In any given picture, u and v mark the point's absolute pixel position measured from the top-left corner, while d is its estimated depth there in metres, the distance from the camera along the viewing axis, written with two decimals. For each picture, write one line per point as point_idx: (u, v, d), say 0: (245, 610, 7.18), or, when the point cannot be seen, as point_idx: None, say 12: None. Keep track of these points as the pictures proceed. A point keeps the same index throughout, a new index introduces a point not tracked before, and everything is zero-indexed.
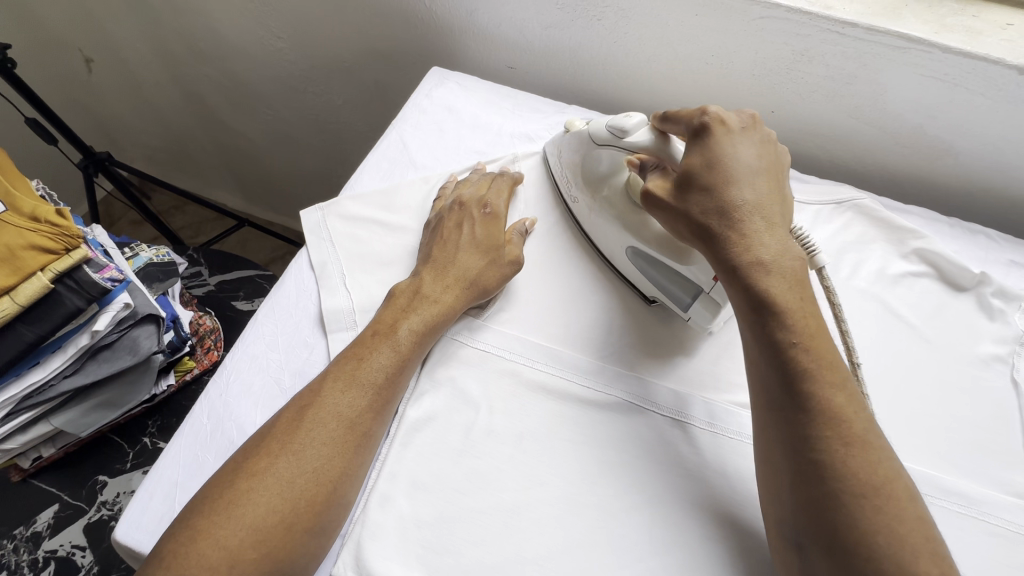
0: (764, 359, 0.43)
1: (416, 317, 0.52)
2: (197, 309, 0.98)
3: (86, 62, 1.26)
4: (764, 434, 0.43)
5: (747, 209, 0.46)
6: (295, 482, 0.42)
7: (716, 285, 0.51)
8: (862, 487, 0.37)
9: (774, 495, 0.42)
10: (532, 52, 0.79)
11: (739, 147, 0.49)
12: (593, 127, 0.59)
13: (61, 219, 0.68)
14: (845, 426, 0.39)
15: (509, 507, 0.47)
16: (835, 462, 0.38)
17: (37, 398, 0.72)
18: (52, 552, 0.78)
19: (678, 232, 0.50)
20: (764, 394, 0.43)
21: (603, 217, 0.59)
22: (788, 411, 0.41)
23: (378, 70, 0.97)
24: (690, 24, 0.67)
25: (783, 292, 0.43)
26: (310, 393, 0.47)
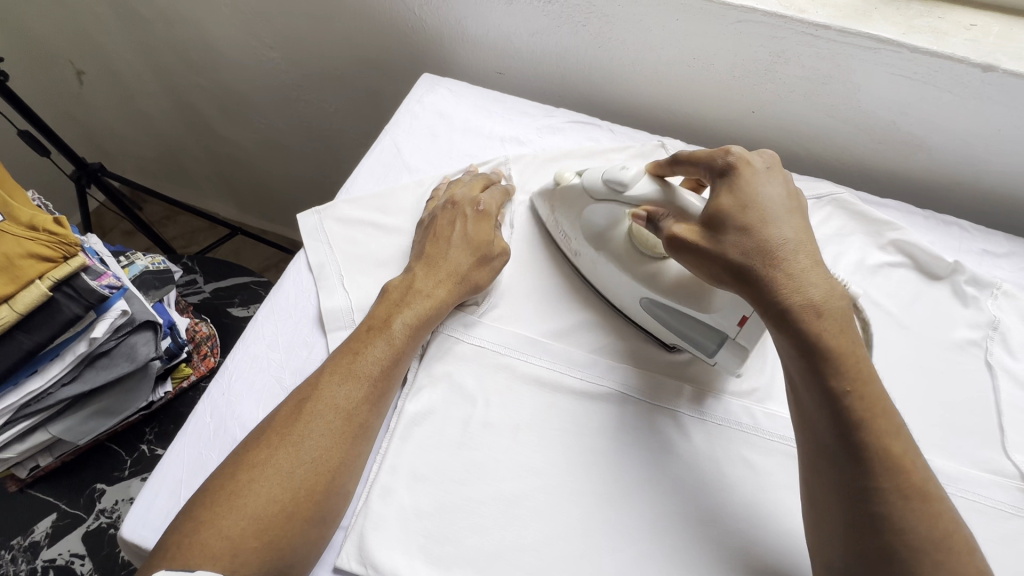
0: (819, 407, 0.42)
1: (410, 311, 0.53)
2: (194, 316, 0.99)
3: (78, 74, 1.27)
4: (815, 479, 0.43)
5: (787, 252, 0.45)
6: (295, 473, 0.44)
7: (740, 330, 0.50)
8: (922, 539, 0.38)
9: (823, 533, 0.42)
10: (520, 57, 0.82)
11: (768, 188, 0.48)
12: (587, 181, 0.58)
13: (59, 228, 0.69)
14: (905, 477, 0.39)
15: (507, 496, 0.49)
16: (896, 515, 0.38)
17: (36, 406, 0.72)
18: (51, 561, 0.78)
19: (712, 277, 0.48)
20: (816, 440, 0.42)
21: (609, 267, 0.57)
22: (847, 462, 0.40)
23: (369, 78, 0.99)
24: (671, 29, 0.69)
25: (840, 342, 0.42)
26: (308, 387, 0.48)
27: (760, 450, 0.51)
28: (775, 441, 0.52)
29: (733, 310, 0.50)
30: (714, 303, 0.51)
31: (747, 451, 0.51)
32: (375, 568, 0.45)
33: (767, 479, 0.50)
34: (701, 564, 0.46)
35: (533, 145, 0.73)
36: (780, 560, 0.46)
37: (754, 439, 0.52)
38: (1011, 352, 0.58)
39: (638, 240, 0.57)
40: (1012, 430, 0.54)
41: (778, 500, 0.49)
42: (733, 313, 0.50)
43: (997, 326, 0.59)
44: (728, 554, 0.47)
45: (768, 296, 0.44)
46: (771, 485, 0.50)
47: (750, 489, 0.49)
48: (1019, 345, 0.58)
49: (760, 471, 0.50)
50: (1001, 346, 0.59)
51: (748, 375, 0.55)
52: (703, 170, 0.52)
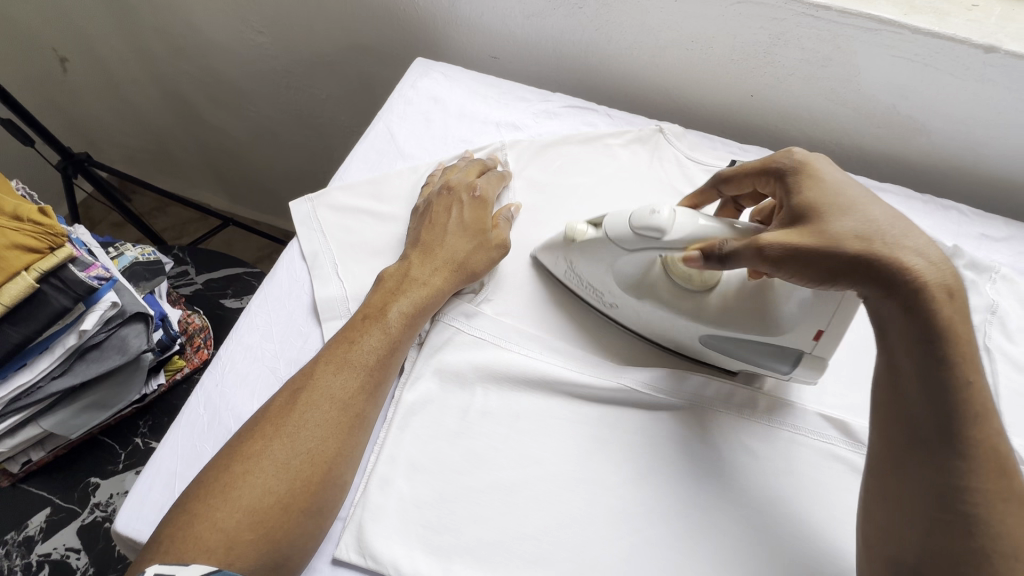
0: (929, 398, 0.38)
1: (406, 299, 0.52)
2: (186, 308, 0.97)
3: (62, 61, 1.24)
4: (905, 473, 0.39)
5: (900, 231, 0.41)
6: (290, 464, 0.43)
7: (818, 344, 0.48)
8: (1014, 547, 0.35)
9: (893, 527, 0.39)
10: (516, 41, 0.80)
11: (840, 178, 0.46)
12: (611, 233, 0.51)
13: (45, 217, 0.67)
14: (1009, 482, 0.36)
15: (507, 485, 0.48)
16: (996, 519, 0.36)
17: (26, 400, 0.71)
18: (46, 555, 0.78)
19: (821, 279, 0.42)
20: (916, 432, 0.38)
21: (659, 314, 0.53)
22: (953, 455, 0.37)
23: (361, 63, 0.97)
24: (670, 11, 0.68)
25: (966, 330, 0.38)
26: (303, 377, 0.47)
27: (759, 436, 0.51)
28: (773, 427, 0.52)
29: (808, 327, 0.48)
30: (781, 325, 0.48)
31: (747, 437, 0.51)
32: (374, 558, 0.45)
33: (766, 465, 0.50)
34: (701, 549, 0.46)
35: (530, 131, 0.72)
36: (779, 545, 0.46)
37: (753, 424, 0.52)
38: (1009, 336, 0.58)
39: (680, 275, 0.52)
40: (1010, 414, 0.54)
41: (776, 485, 0.49)
42: (806, 330, 0.48)
43: (995, 310, 0.59)
44: (728, 539, 0.47)
45: (895, 280, 0.39)
46: (770, 471, 0.50)
47: (750, 475, 0.49)
48: (1017, 329, 0.58)
49: (760, 457, 0.50)
50: (999, 330, 0.59)
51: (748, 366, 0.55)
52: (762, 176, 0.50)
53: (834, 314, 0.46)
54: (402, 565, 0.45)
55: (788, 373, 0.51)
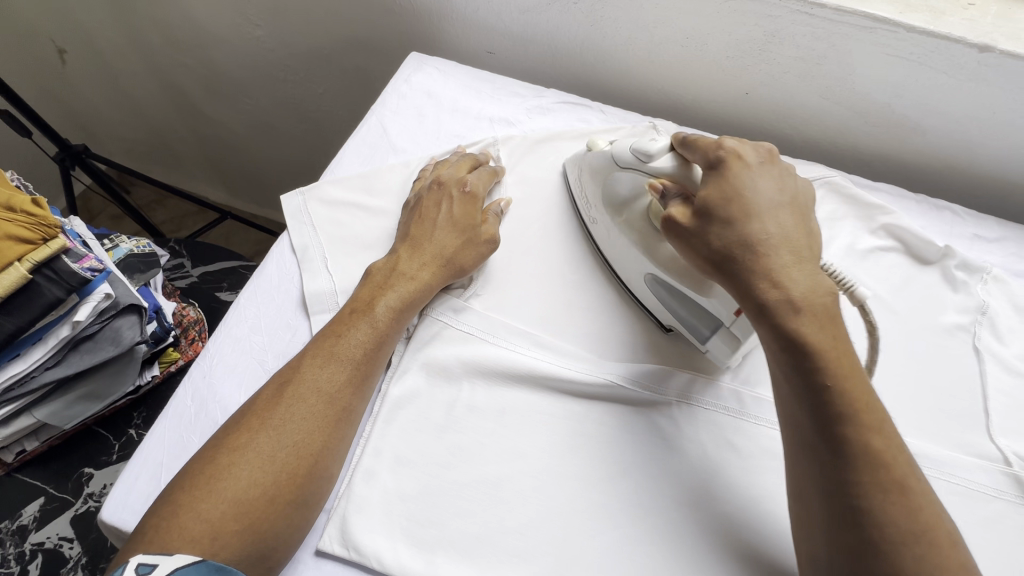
0: (800, 400, 0.42)
1: (394, 292, 0.53)
2: (181, 300, 0.97)
3: (60, 53, 1.24)
4: (799, 470, 0.42)
5: (766, 247, 0.44)
6: (276, 456, 0.43)
7: (737, 320, 0.50)
8: (899, 534, 0.37)
9: (807, 522, 0.41)
10: (512, 36, 0.80)
11: (759, 182, 0.47)
12: (616, 148, 0.56)
13: (37, 208, 0.67)
14: (887, 473, 0.38)
15: (491, 479, 0.48)
16: (878, 510, 0.38)
17: (20, 389, 0.72)
18: (39, 544, 0.79)
19: (697, 263, 0.48)
20: (800, 429, 0.42)
21: (623, 239, 0.57)
22: (830, 451, 0.40)
23: (357, 57, 0.97)
24: (665, 7, 0.68)
25: (821, 335, 0.42)
26: (290, 370, 0.48)
27: (746, 434, 0.51)
28: (760, 425, 0.51)
29: (730, 297, 0.49)
30: (713, 288, 0.51)
31: (733, 434, 0.51)
32: (358, 550, 0.45)
33: (751, 463, 0.50)
34: (684, 545, 0.47)
35: (523, 126, 0.72)
36: (760, 543, 0.46)
37: (738, 422, 0.52)
38: (999, 337, 0.58)
39: (654, 215, 0.55)
40: (998, 415, 0.54)
41: (760, 483, 0.49)
42: (728, 299, 0.50)
43: (986, 311, 0.59)
44: (710, 536, 0.47)
45: (744, 282, 0.45)
46: (755, 469, 0.50)
47: (733, 473, 0.49)
48: (1007, 331, 0.58)
49: (745, 454, 0.50)
50: (989, 331, 0.58)
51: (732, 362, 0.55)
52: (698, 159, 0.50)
53: None
54: (385, 558, 0.45)
55: (705, 338, 0.53)
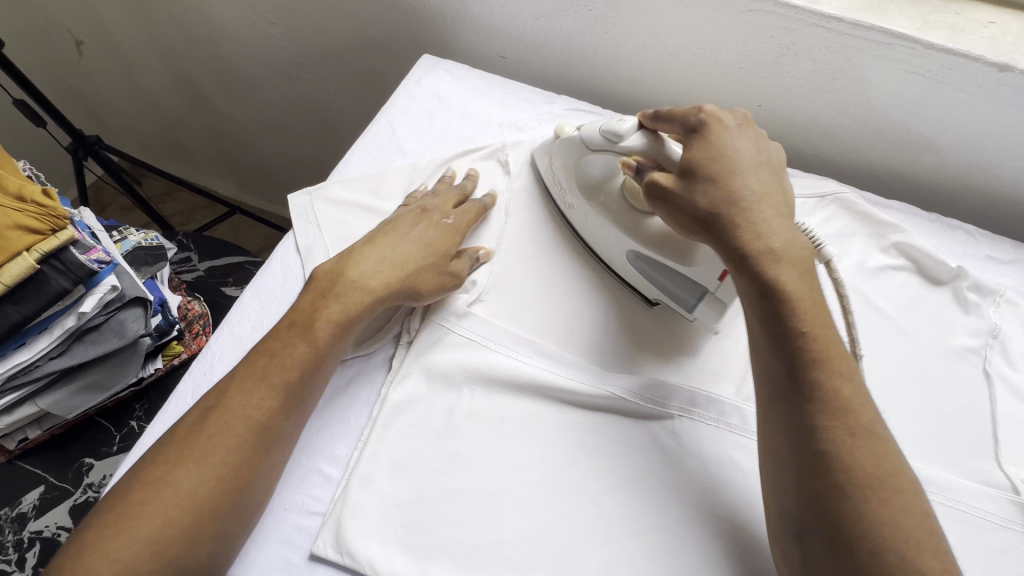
0: (773, 346, 0.44)
1: (335, 308, 0.51)
2: (186, 294, 0.98)
3: (77, 45, 1.26)
4: (772, 425, 0.44)
5: (750, 202, 0.47)
6: (194, 491, 0.42)
7: (722, 284, 0.53)
8: (867, 478, 0.39)
9: (777, 482, 0.42)
10: (525, 40, 0.79)
11: (736, 143, 0.50)
12: (586, 133, 0.58)
13: (47, 199, 0.68)
14: (853, 417, 0.40)
15: (488, 488, 0.48)
16: (845, 455, 0.39)
17: (24, 377, 0.73)
18: (37, 532, 0.79)
19: (683, 228, 0.50)
20: (772, 382, 0.44)
21: (601, 221, 0.59)
22: (801, 399, 0.42)
23: (370, 57, 0.97)
24: (680, 17, 0.67)
25: (801, 284, 0.44)
26: (217, 395, 0.46)
27: (748, 451, 0.50)
28: None
29: (716, 263, 0.52)
30: (696, 256, 0.53)
31: (734, 451, 0.50)
32: (351, 556, 0.44)
33: (752, 481, 0.49)
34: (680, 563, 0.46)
35: (532, 132, 0.71)
36: (758, 564, 0.46)
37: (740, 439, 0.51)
38: (1011, 362, 0.57)
39: (629, 194, 0.58)
40: (1008, 442, 0.53)
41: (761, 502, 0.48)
42: (715, 265, 0.52)
43: (998, 335, 0.58)
44: (706, 554, 0.46)
45: (728, 235, 0.47)
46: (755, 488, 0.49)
47: (733, 490, 0.49)
48: (1019, 356, 0.57)
49: (747, 472, 0.49)
50: (1001, 355, 0.57)
51: (736, 378, 0.55)
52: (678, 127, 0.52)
53: None
54: (378, 564, 0.44)
55: (692, 308, 0.55)
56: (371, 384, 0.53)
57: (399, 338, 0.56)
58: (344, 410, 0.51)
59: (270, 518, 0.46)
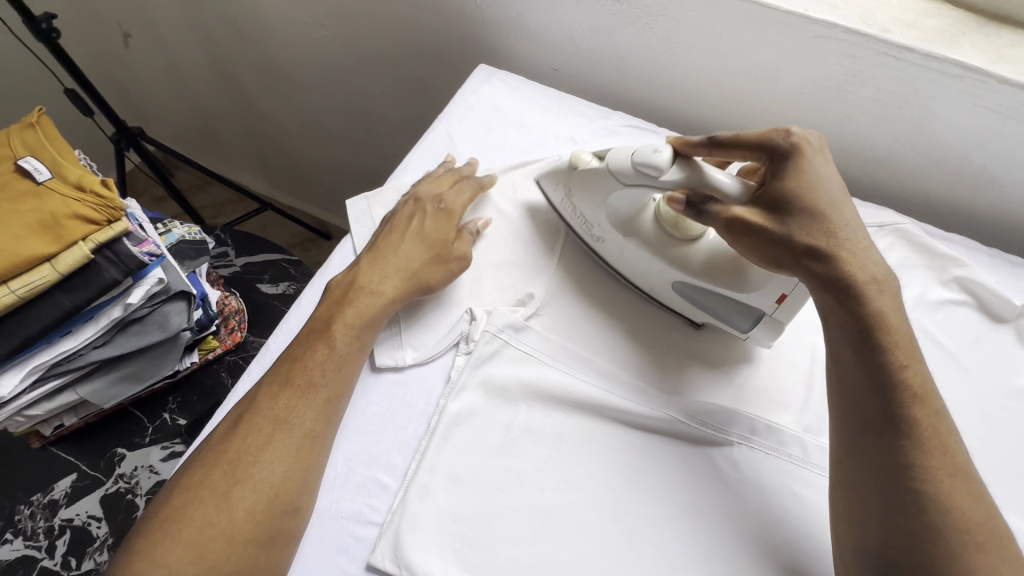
0: (868, 381, 0.43)
1: (352, 308, 0.53)
2: (223, 289, 0.98)
3: (124, 37, 1.27)
4: (856, 458, 0.43)
5: (850, 236, 0.47)
6: (231, 494, 0.43)
7: (779, 307, 0.51)
8: (965, 521, 0.39)
9: (856, 515, 0.42)
10: (580, 54, 0.79)
11: (827, 169, 0.49)
12: (614, 166, 0.54)
13: (106, 190, 0.69)
14: (950, 460, 0.41)
15: (545, 507, 0.47)
16: (942, 495, 0.39)
17: (67, 365, 0.73)
18: (68, 520, 0.79)
19: (769, 262, 0.48)
20: (864, 416, 0.43)
21: (640, 254, 0.57)
22: (898, 436, 0.41)
23: (418, 63, 0.97)
24: (744, 39, 0.67)
25: (897, 319, 0.45)
26: (247, 403, 0.48)
27: (810, 484, 0.49)
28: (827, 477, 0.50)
29: (773, 289, 0.51)
30: (751, 283, 0.52)
31: (796, 483, 0.49)
32: (409, 569, 0.43)
33: (815, 516, 0.48)
34: None
35: (589, 147, 0.71)
36: None
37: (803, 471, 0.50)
38: None
39: (667, 224, 0.56)
40: None
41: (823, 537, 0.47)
42: (771, 292, 0.51)
43: None
44: None
45: (826, 269, 0.46)
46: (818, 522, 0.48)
47: (795, 523, 0.48)
48: None
49: (809, 506, 0.48)
50: None
51: (797, 408, 0.54)
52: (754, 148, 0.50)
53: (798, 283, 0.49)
54: None
55: (749, 329, 0.55)
56: (428, 394, 0.52)
57: (457, 347, 0.55)
58: (401, 419, 0.51)
59: (327, 525, 0.46)
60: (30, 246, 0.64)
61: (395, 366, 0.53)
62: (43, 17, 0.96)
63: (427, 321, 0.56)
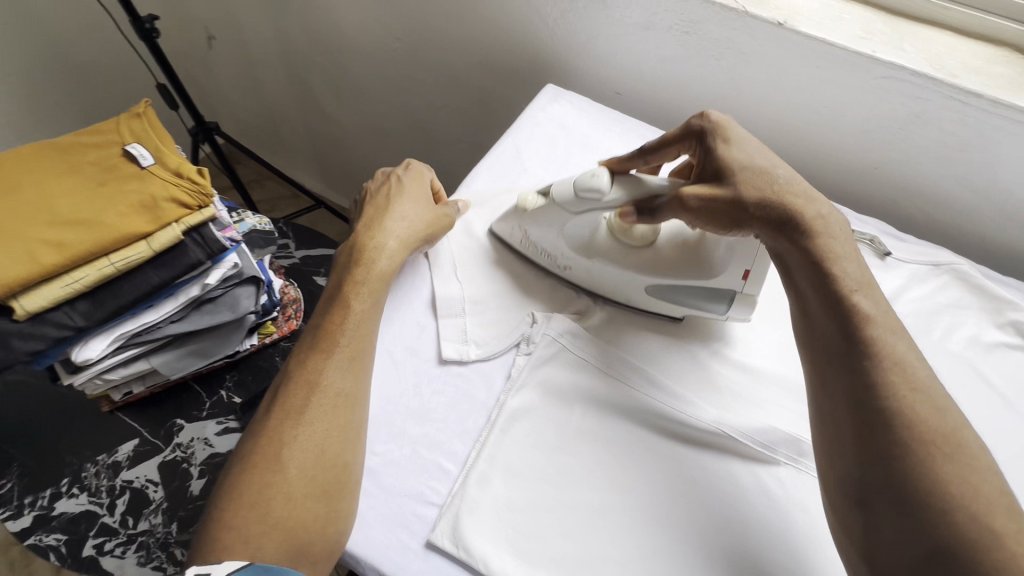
0: (824, 312, 0.48)
1: (364, 280, 0.57)
2: (283, 279, 1.04)
3: (209, 39, 1.37)
4: (824, 393, 0.46)
5: (787, 182, 0.52)
6: (287, 459, 0.48)
7: (745, 283, 0.58)
8: (927, 430, 0.40)
9: (832, 452, 0.44)
10: (645, 81, 0.83)
11: (748, 135, 0.57)
12: (558, 197, 0.60)
13: (200, 178, 0.75)
14: (906, 376, 0.43)
15: (594, 506, 0.49)
16: (902, 406, 0.41)
17: (145, 336, 0.78)
18: (129, 482, 0.85)
19: (724, 224, 0.54)
20: (828, 346, 0.47)
21: (608, 270, 0.61)
22: (857, 359, 0.44)
23: (484, 79, 1.02)
24: (809, 76, 0.69)
25: (841, 251, 0.50)
26: (283, 377, 0.53)
27: None
28: None
29: (737, 266, 0.57)
30: (714, 265, 0.58)
31: None
32: (466, 550, 0.46)
33: None
34: None
35: None
36: None
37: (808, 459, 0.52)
38: None
39: (622, 234, 0.61)
40: None
41: None
42: (735, 270, 0.57)
43: None
44: None
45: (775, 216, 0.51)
46: None
47: None
48: None
49: None
50: None
51: None
52: (682, 138, 0.59)
53: (755, 254, 0.56)
54: (492, 563, 0.46)
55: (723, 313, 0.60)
56: (489, 391, 0.56)
57: (518, 347, 0.59)
58: (463, 410, 0.54)
59: (391, 502, 0.49)
60: (130, 224, 0.70)
61: (459, 361, 0.57)
62: (148, 17, 1.05)
63: (491, 321, 0.60)
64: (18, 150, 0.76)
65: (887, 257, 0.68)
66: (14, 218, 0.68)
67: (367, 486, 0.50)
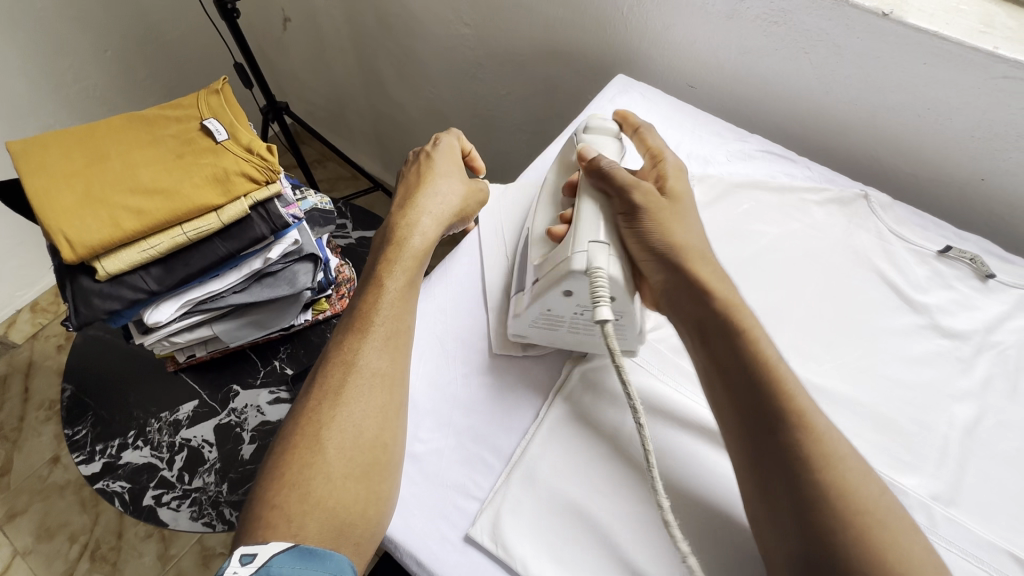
0: (742, 385, 0.45)
1: (401, 263, 0.57)
2: (339, 257, 1.06)
3: (284, 20, 1.41)
4: (754, 471, 0.42)
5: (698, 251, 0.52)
6: (328, 440, 0.47)
7: (535, 301, 0.53)
8: (852, 502, 0.39)
9: (779, 530, 0.40)
10: (722, 75, 0.78)
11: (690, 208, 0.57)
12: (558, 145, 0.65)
13: (269, 156, 0.77)
14: (818, 445, 0.41)
15: (643, 520, 0.46)
16: (830, 482, 0.39)
17: (209, 304, 0.82)
18: (187, 440, 0.89)
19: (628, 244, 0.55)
20: (740, 416, 0.44)
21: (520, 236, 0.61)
22: (777, 431, 0.42)
23: (549, 67, 0.99)
24: (914, 73, 0.63)
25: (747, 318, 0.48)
26: (322, 359, 0.52)
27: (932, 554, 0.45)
28: (951, 550, 0.45)
29: (540, 280, 0.54)
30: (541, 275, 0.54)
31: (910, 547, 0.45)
32: (505, 549, 0.45)
33: None
34: None
35: (720, 167, 0.71)
36: None
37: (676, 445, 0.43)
38: None
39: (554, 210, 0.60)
40: None
41: None
42: (536, 284, 0.54)
43: None
44: None
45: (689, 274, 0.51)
46: None
47: None
48: None
49: None
50: None
51: (930, 471, 0.49)
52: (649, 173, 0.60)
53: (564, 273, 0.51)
54: (530, 566, 0.44)
55: (510, 296, 0.58)
56: (537, 388, 0.55)
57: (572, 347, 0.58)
58: (511, 405, 0.54)
59: (433, 491, 0.49)
60: (203, 196, 0.73)
61: (509, 355, 0.57)
62: None
63: None
64: (108, 121, 0.81)
65: (989, 279, 0.61)
66: (101, 184, 0.72)
67: (410, 472, 0.50)
